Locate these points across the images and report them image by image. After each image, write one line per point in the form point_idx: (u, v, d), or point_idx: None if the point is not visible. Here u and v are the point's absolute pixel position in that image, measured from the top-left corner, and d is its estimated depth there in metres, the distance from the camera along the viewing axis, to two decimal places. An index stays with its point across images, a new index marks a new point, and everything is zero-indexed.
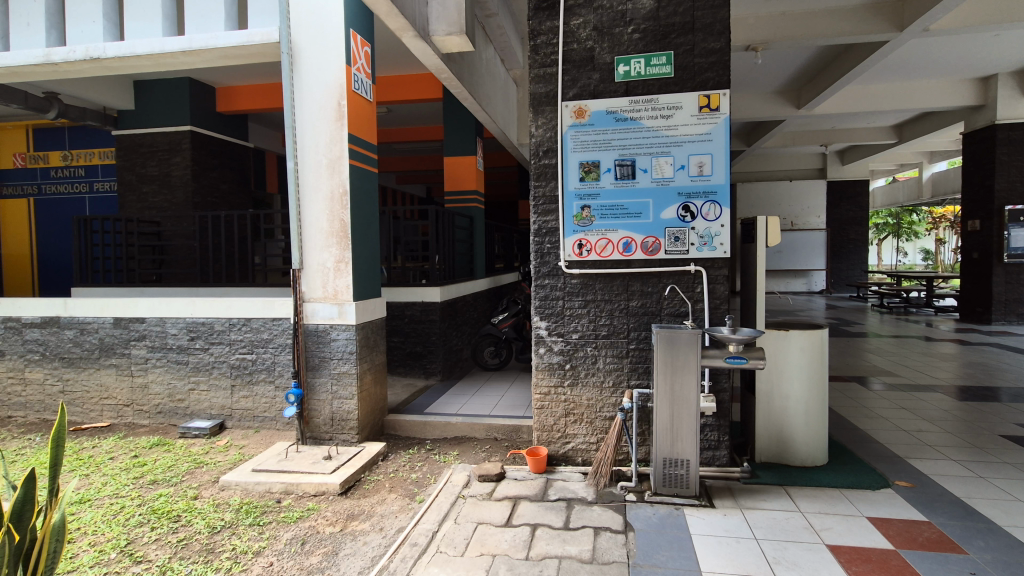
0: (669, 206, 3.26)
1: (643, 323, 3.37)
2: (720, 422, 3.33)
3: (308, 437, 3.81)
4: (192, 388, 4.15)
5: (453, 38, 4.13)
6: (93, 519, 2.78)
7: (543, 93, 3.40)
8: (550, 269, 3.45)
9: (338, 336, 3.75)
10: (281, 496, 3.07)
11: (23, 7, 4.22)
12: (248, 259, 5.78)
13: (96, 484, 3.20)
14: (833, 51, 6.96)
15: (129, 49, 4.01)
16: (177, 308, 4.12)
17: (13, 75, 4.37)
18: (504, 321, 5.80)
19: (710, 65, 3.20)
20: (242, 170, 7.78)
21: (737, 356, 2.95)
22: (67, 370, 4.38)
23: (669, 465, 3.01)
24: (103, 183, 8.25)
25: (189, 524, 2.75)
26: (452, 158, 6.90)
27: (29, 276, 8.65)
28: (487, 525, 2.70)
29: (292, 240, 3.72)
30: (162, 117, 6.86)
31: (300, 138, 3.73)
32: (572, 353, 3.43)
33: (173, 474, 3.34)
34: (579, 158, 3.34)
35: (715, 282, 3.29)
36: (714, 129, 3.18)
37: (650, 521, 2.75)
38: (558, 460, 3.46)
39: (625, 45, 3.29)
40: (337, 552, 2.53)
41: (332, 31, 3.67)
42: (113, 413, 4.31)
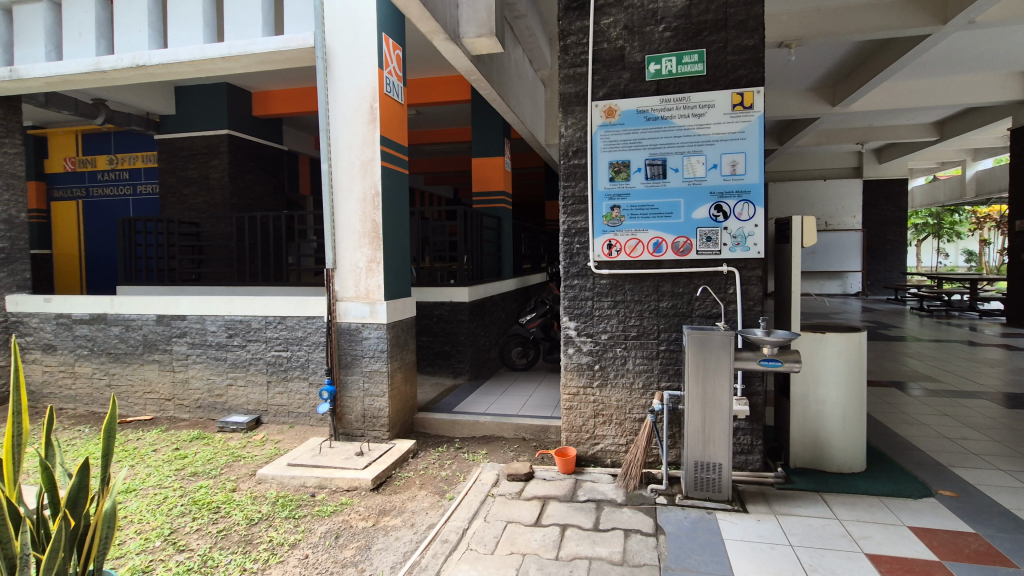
0: (701, 205, 3.22)
1: (674, 324, 3.33)
2: (753, 425, 3.27)
3: (340, 434, 3.87)
4: (230, 383, 4.27)
5: (483, 40, 4.15)
6: (139, 508, 2.90)
7: (573, 93, 3.39)
8: (579, 269, 3.43)
9: (369, 335, 3.81)
10: (315, 490, 3.14)
11: (75, 18, 4.41)
12: (283, 260, 5.92)
13: (141, 474, 3.33)
14: (870, 46, 6.75)
15: (172, 55, 4.15)
16: (217, 306, 4.25)
17: (65, 83, 4.58)
18: (532, 321, 5.80)
19: (744, 62, 3.15)
20: (276, 172, 7.98)
21: (772, 359, 2.89)
22: (113, 365, 4.56)
23: (701, 469, 2.97)
24: (146, 186, 8.56)
25: (228, 515, 2.84)
26: (481, 159, 6.94)
27: (77, 275, 9.04)
28: (517, 524, 2.71)
29: (326, 240, 3.80)
30: (200, 121, 7.09)
31: (334, 140, 3.81)
32: (602, 353, 3.42)
33: (212, 466, 3.45)
34: (609, 158, 3.32)
35: (749, 283, 3.23)
36: (748, 128, 3.13)
37: (681, 524, 2.71)
38: (587, 461, 3.45)
39: (656, 44, 3.26)
40: (370, 546, 2.58)
41: (365, 35, 3.73)
42: (156, 407, 4.47)
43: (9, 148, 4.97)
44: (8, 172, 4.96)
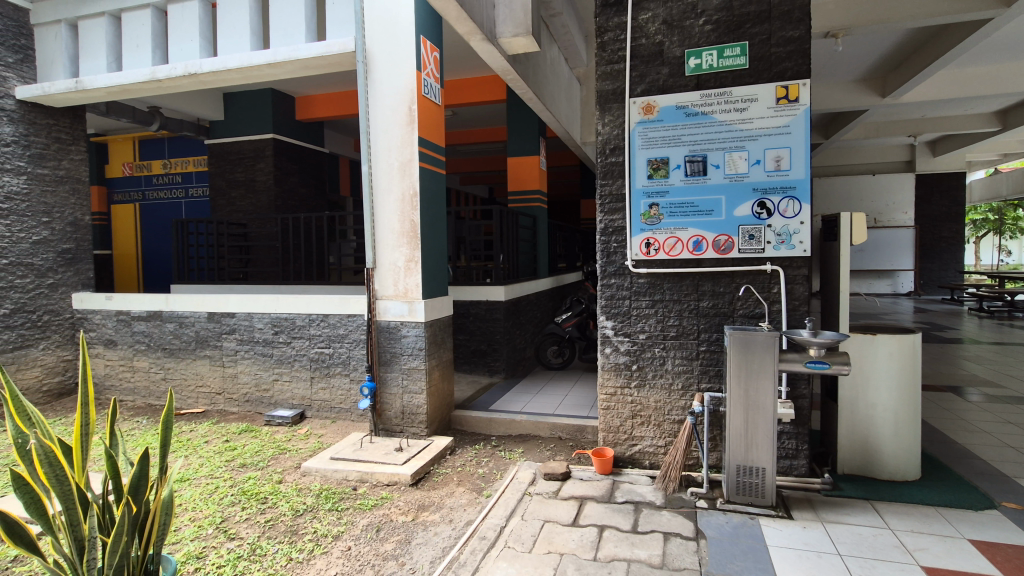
0: (743, 202, 3.13)
1: (715, 324, 3.25)
2: (799, 429, 3.17)
3: (380, 429, 3.95)
4: (276, 378, 4.43)
5: (520, 40, 4.16)
6: (193, 497, 3.04)
7: (611, 90, 3.35)
8: (616, 268, 3.39)
9: (408, 333, 3.88)
10: (357, 484, 3.21)
11: (134, 31, 4.65)
12: (324, 259, 6.09)
13: (195, 464, 3.49)
14: (925, 33, 6.41)
15: (222, 63, 4.32)
16: (264, 304, 4.41)
17: (124, 92, 4.83)
18: (568, 321, 5.77)
19: (788, 54, 3.05)
20: (318, 173, 8.20)
21: (819, 361, 2.79)
22: (168, 360, 4.79)
23: (743, 473, 2.89)
24: (196, 189, 8.95)
25: (275, 505, 2.94)
26: (516, 158, 6.95)
27: (135, 274, 9.55)
28: (554, 523, 2.71)
29: (366, 240, 3.88)
30: (247, 125, 7.36)
31: (374, 142, 3.88)
32: (640, 353, 3.37)
33: (260, 459, 3.58)
34: (647, 155, 3.27)
35: (794, 283, 3.13)
36: (793, 122, 3.03)
37: (723, 529, 2.65)
38: (625, 462, 3.41)
39: (696, 38, 3.19)
40: (409, 540, 2.62)
41: (404, 38, 3.80)
42: (207, 400, 4.67)
43: (75, 154, 5.29)
44: (74, 177, 5.28)
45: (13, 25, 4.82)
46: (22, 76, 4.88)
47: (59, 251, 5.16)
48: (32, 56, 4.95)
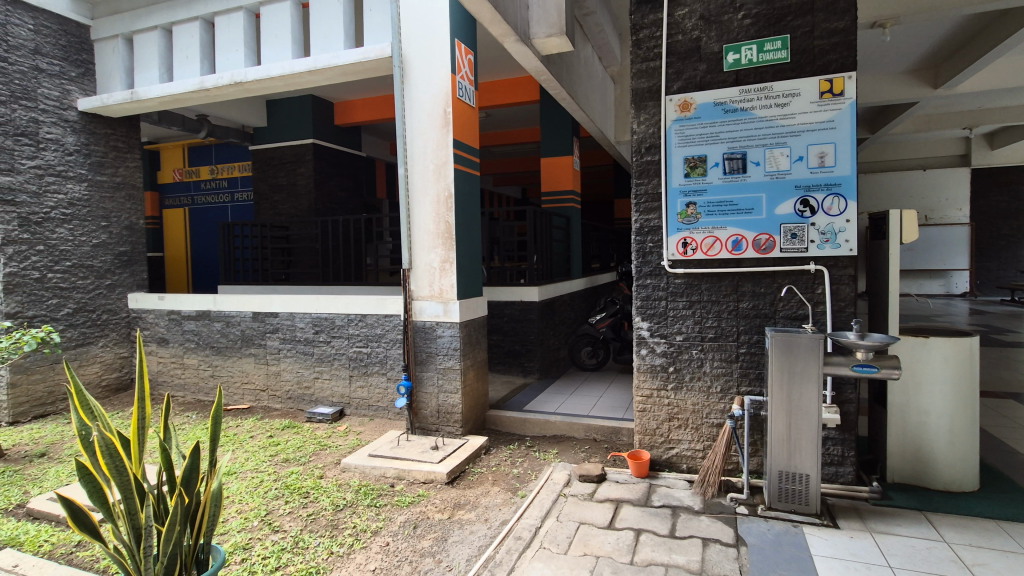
0: (785, 200, 3.04)
1: (755, 326, 3.17)
2: (845, 435, 3.05)
3: (416, 428, 4.01)
4: (317, 376, 4.55)
5: (554, 40, 4.15)
6: (239, 490, 3.17)
7: (646, 88, 3.31)
8: (652, 269, 3.35)
9: (443, 333, 3.92)
10: (394, 481, 3.27)
11: (184, 43, 4.87)
12: (362, 260, 6.21)
13: (241, 458, 3.63)
14: (982, 19, 6.06)
15: (266, 72, 4.48)
16: (305, 304, 4.54)
17: (174, 101, 5.05)
18: (602, 321, 5.73)
19: (833, 47, 2.95)
20: (355, 177, 8.39)
21: (867, 364, 2.68)
22: (216, 357, 4.99)
23: (786, 480, 2.80)
24: (242, 193, 9.29)
25: (317, 500, 3.03)
26: (549, 158, 6.94)
27: (186, 275, 9.99)
28: (590, 525, 2.70)
29: (402, 241, 3.95)
30: (288, 131, 7.59)
31: (410, 145, 3.95)
32: (677, 355, 3.31)
33: (302, 454, 3.69)
34: (684, 153, 3.21)
35: (840, 283, 3.02)
36: (838, 116, 2.93)
37: (765, 537, 2.58)
38: (662, 466, 3.36)
39: (734, 32, 3.12)
40: (446, 538, 2.66)
41: (439, 41, 3.85)
42: (252, 397, 4.84)
43: (130, 162, 5.58)
44: (130, 184, 5.56)
45: (76, 41, 5.12)
46: (84, 89, 5.19)
47: (117, 253, 5.45)
48: (92, 69, 5.24)
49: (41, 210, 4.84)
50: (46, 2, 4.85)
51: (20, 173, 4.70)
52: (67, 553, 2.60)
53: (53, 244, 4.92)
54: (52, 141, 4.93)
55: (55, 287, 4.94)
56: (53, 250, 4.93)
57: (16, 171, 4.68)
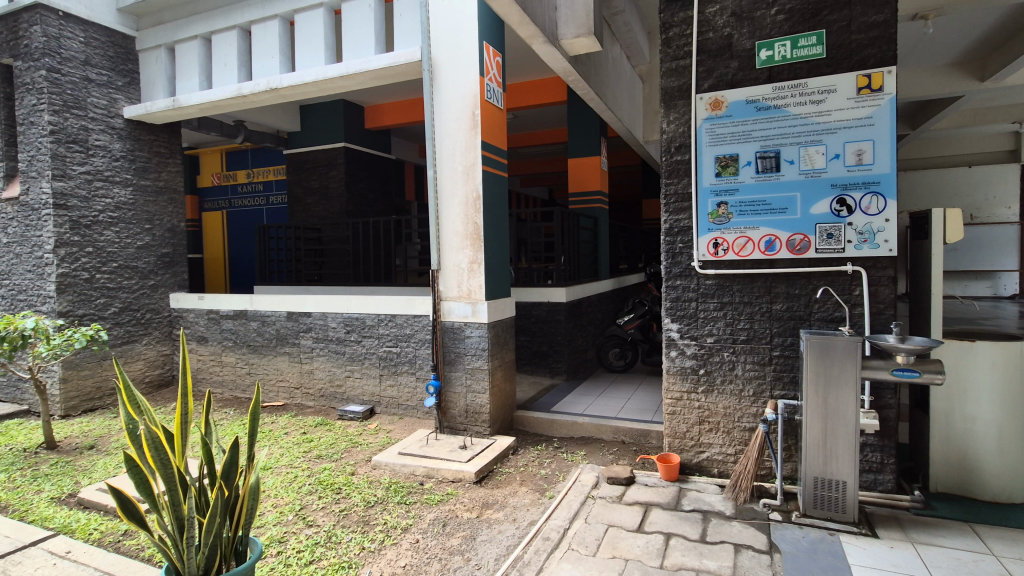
0: (821, 199, 2.97)
1: (789, 328, 3.10)
2: (885, 442, 2.95)
3: (445, 427, 4.05)
4: (348, 375, 4.64)
5: (582, 40, 4.14)
6: (275, 484, 3.26)
7: (676, 87, 3.27)
8: (682, 269, 3.30)
9: (472, 334, 3.96)
10: (423, 479, 3.32)
11: (223, 52, 5.04)
12: (391, 261, 6.31)
13: (276, 454, 3.74)
14: None
15: (300, 78, 4.60)
16: (337, 304, 4.64)
17: (213, 108, 5.22)
18: (630, 322, 5.69)
19: (871, 41, 2.87)
20: (385, 179, 8.52)
21: (907, 369, 2.60)
22: (252, 356, 5.14)
23: (821, 486, 2.73)
24: (276, 197, 9.55)
25: (349, 496, 3.09)
26: (577, 158, 6.91)
27: (224, 275, 10.32)
28: (618, 528, 2.68)
29: (431, 242, 4.00)
30: (320, 135, 7.77)
31: (438, 147, 3.99)
32: (707, 357, 3.27)
33: (334, 451, 3.77)
34: (715, 152, 3.16)
35: (879, 284, 2.92)
36: (877, 112, 2.84)
37: (800, 544, 2.52)
38: (692, 469, 3.31)
39: (767, 29, 3.06)
40: (475, 536, 2.68)
41: (467, 44, 3.88)
42: (287, 395, 4.96)
43: (172, 167, 5.79)
44: (171, 188, 5.78)
45: (122, 52, 5.35)
46: (130, 97, 5.42)
47: (159, 255, 5.67)
48: (137, 78, 5.47)
49: (90, 213, 5.08)
50: (95, 16, 5.10)
51: (71, 179, 4.94)
52: (114, 541, 2.72)
53: (101, 246, 5.16)
54: (100, 147, 5.17)
55: (103, 287, 5.17)
56: (101, 252, 5.16)
57: (68, 177, 4.92)
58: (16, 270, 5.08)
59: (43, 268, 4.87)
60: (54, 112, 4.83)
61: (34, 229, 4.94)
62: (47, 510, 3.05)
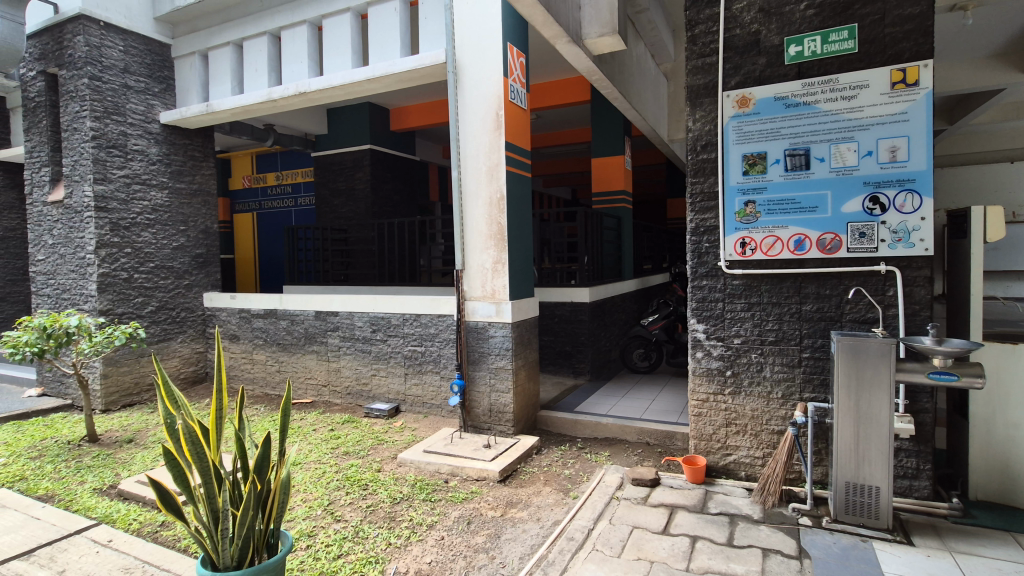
0: (853, 197, 2.90)
1: (820, 329, 3.03)
2: (921, 447, 2.86)
3: (469, 426, 4.09)
4: (374, 373, 4.71)
5: (606, 39, 4.12)
6: (304, 479, 3.34)
7: (702, 84, 3.24)
8: (708, 269, 3.26)
9: (496, 333, 3.98)
10: (448, 477, 3.35)
11: (253, 57, 5.17)
12: (415, 261, 6.37)
13: (305, 449, 3.83)
14: None
15: (328, 82, 4.69)
16: (363, 303, 4.72)
17: (244, 112, 5.36)
18: (655, 323, 5.64)
19: (906, 34, 2.79)
20: (410, 180, 8.62)
21: (945, 371, 2.51)
22: (282, 354, 5.26)
23: (854, 491, 2.67)
24: (305, 198, 9.74)
25: (375, 492, 3.14)
26: (600, 158, 6.88)
27: (254, 275, 10.59)
28: (643, 530, 2.66)
29: (456, 242, 4.04)
30: (347, 138, 7.90)
31: (463, 148, 4.02)
32: (734, 359, 3.22)
33: (361, 448, 3.83)
34: (742, 150, 3.11)
35: (914, 285, 2.84)
36: (912, 107, 2.76)
37: (831, 550, 2.46)
38: (718, 472, 3.26)
39: (797, 24, 3.00)
40: (499, 535, 2.69)
41: (491, 45, 3.91)
42: (315, 392, 5.07)
43: (206, 170, 5.97)
44: (205, 191, 5.95)
45: (159, 59, 5.53)
46: (166, 103, 5.61)
47: (194, 255, 5.85)
48: (173, 85, 5.66)
49: (129, 215, 5.27)
50: (134, 25, 5.29)
51: (111, 182, 5.13)
52: (153, 531, 2.82)
53: (139, 247, 5.35)
54: (138, 152, 5.36)
55: (140, 287, 5.35)
56: (139, 252, 5.35)
57: (108, 180, 5.11)
58: (61, 270, 5.31)
59: (85, 268, 5.07)
60: (96, 118, 5.03)
61: (77, 231, 5.15)
62: (90, 500, 3.17)
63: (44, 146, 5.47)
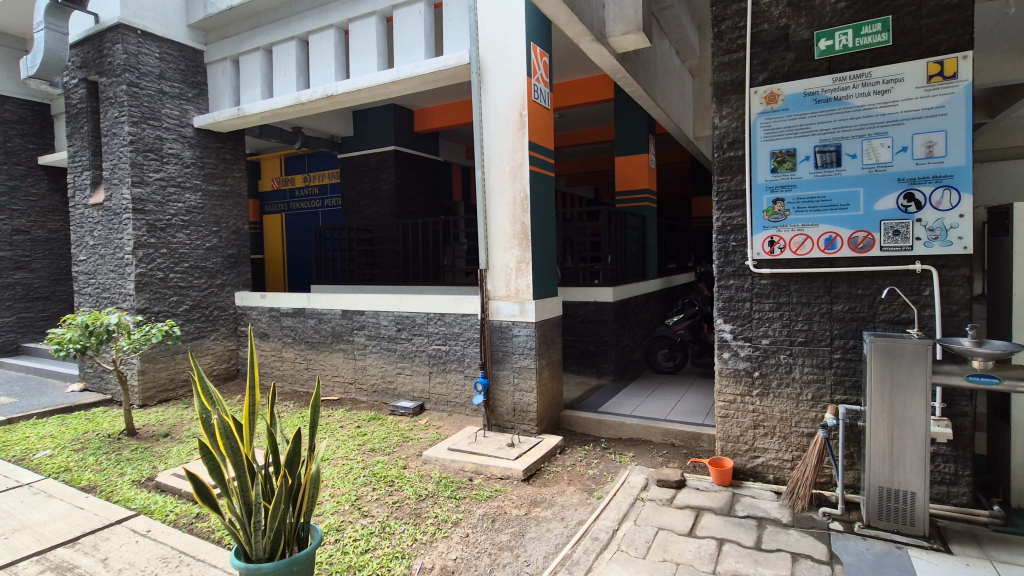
0: (886, 194, 2.82)
1: (851, 330, 2.96)
2: (959, 452, 2.77)
3: (493, 424, 4.11)
4: (399, 371, 4.77)
5: (630, 37, 4.09)
6: (332, 475, 3.40)
7: (728, 80, 3.19)
8: (735, 269, 3.21)
9: (519, 333, 3.99)
10: (472, 475, 3.37)
11: (282, 62, 5.29)
12: (439, 261, 6.42)
13: (333, 446, 3.90)
14: None
15: (354, 85, 4.77)
16: (389, 303, 4.78)
17: (273, 116, 5.49)
18: (679, 323, 5.58)
19: (944, 25, 2.70)
20: (433, 180, 8.69)
21: (985, 374, 2.42)
22: (310, 352, 5.37)
23: (888, 497, 2.59)
24: (331, 199, 9.91)
25: (401, 489, 3.19)
26: (624, 156, 6.83)
27: (283, 275, 10.81)
28: (669, 532, 2.64)
29: (480, 242, 4.06)
30: (372, 139, 8.01)
31: (487, 148, 4.04)
32: (763, 360, 3.16)
33: (387, 444, 3.89)
34: (770, 147, 3.06)
35: (951, 284, 2.75)
36: (950, 101, 2.67)
37: (864, 557, 2.40)
38: (746, 475, 3.21)
39: (827, 17, 2.93)
40: (523, 533, 2.71)
41: (515, 45, 3.92)
42: (341, 389, 5.16)
43: (237, 172, 6.13)
44: (236, 192, 6.11)
45: (192, 65, 5.70)
46: (199, 107, 5.78)
47: (225, 255, 6.01)
48: (205, 90, 5.83)
49: (165, 217, 5.44)
50: (169, 33, 5.47)
51: (148, 185, 5.31)
52: (189, 523, 2.92)
53: (174, 247, 5.52)
54: (173, 155, 5.53)
55: (175, 286, 5.52)
56: (174, 253, 5.53)
57: (145, 183, 5.28)
58: (101, 270, 5.52)
59: (124, 268, 5.26)
60: (134, 124, 5.21)
61: (116, 232, 5.34)
62: (129, 491, 3.30)
63: (85, 151, 5.69)
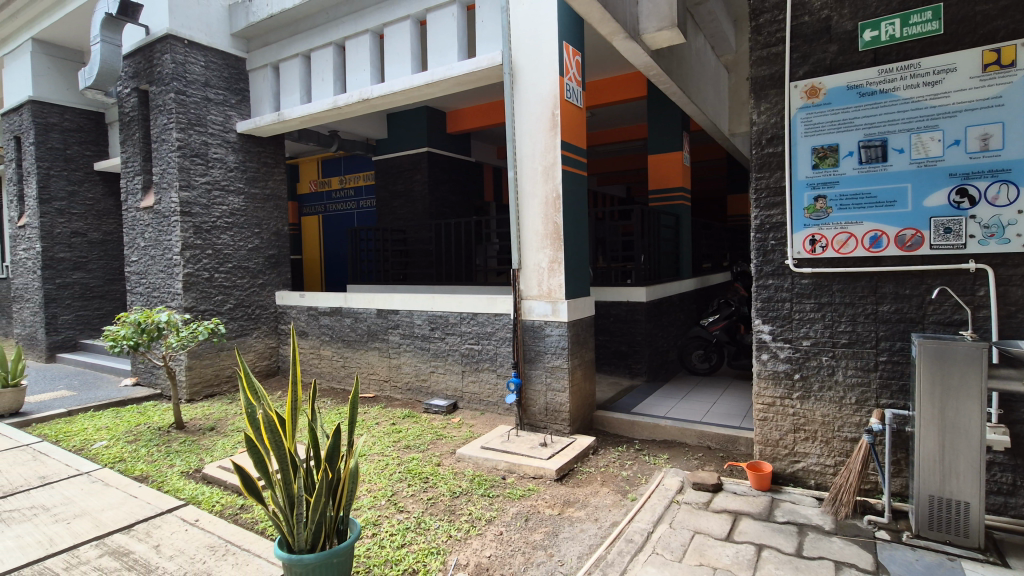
0: (937, 190, 2.69)
1: (898, 332, 2.85)
2: (1017, 462, 2.63)
3: (526, 424, 4.12)
4: (433, 370, 4.84)
5: (664, 33, 4.03)
6: (369, 470, 3.48)
7: (767, 75, 3.11)
8: (774, 268, 3.13)
9: (552, 333, 3.99)
10: (505, 473, 3.39)
11: (321, 67, 5.43)
12: (471, 261, 6.47)
13: (369, 442, 3.98)
14: None
15: (389, 88, 4.85)
16: (422, 302, 4.84)
17: (312, 120, 5.64)
18: (715, 324, 5.47)
19: (1000, 12, 2.57)
20: (465, 181, 8.76)
21: None
22: (347, 350, 5.49)
23: (939, 506, 2.48)
24: (366, 201, 10.11)
25: (435, 485, 3.23)
26: (657, 154, 6.73)
27: (319, 274, 11.08)
28: (706, 536, 2.60)
29: (513, 241, 4.06)
30: (405, 141, 8.14)
31: (519, 147, 4.05)
32: (803, 362, 3.07)
33: (421, 442, 3.95)
34: (812, 143, 2.97)
35: (1009, 284, 2.61)
36: (1007, 91, 2.54)
37: (912, 568, 2.31)
38: (785, 480, 3.13)
39: (872, 8, 2.83)
40: (557, 533, 2.71)
41: (547, 45, 3.92)
42: (377, 387, 5.26)
43: (276, 176, 6.32)
44: (276, 195, 6.30)
45: (235, 73, 5.91)
46: (241, 113, 5.98)
47: (266, 256, 6.21)
48: (247, 96, 6.03)
49: (210, 219, 5.66)
50: (213, 41, 5.68)
51: (194, 189, 5.53)
52: (234, 513, 3.03)
53: (219, 248, 5.74)
54: (218, 160, 5.75)
55: (220, 286, 5.74)
56: (218, 253, 5.74)
57: (191, 187, 5.51)
58: (151, 270, 5.78)
59: (172, 268, 5.50)
60: (181, 130, 5.43)
61: (164, 234, 5.59)
62: (178, 482, 3.45)
63: (137, 157, 5.97)
